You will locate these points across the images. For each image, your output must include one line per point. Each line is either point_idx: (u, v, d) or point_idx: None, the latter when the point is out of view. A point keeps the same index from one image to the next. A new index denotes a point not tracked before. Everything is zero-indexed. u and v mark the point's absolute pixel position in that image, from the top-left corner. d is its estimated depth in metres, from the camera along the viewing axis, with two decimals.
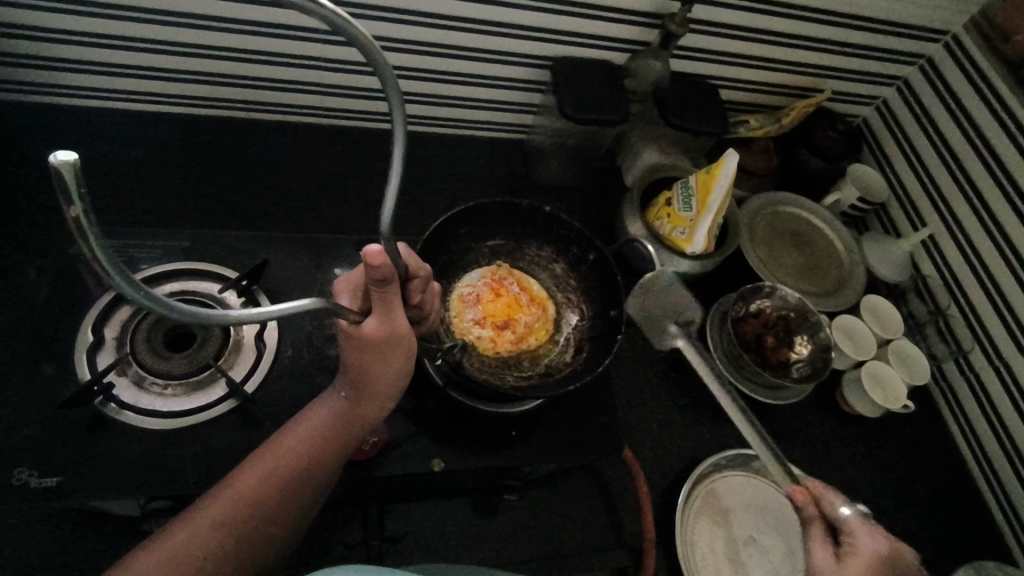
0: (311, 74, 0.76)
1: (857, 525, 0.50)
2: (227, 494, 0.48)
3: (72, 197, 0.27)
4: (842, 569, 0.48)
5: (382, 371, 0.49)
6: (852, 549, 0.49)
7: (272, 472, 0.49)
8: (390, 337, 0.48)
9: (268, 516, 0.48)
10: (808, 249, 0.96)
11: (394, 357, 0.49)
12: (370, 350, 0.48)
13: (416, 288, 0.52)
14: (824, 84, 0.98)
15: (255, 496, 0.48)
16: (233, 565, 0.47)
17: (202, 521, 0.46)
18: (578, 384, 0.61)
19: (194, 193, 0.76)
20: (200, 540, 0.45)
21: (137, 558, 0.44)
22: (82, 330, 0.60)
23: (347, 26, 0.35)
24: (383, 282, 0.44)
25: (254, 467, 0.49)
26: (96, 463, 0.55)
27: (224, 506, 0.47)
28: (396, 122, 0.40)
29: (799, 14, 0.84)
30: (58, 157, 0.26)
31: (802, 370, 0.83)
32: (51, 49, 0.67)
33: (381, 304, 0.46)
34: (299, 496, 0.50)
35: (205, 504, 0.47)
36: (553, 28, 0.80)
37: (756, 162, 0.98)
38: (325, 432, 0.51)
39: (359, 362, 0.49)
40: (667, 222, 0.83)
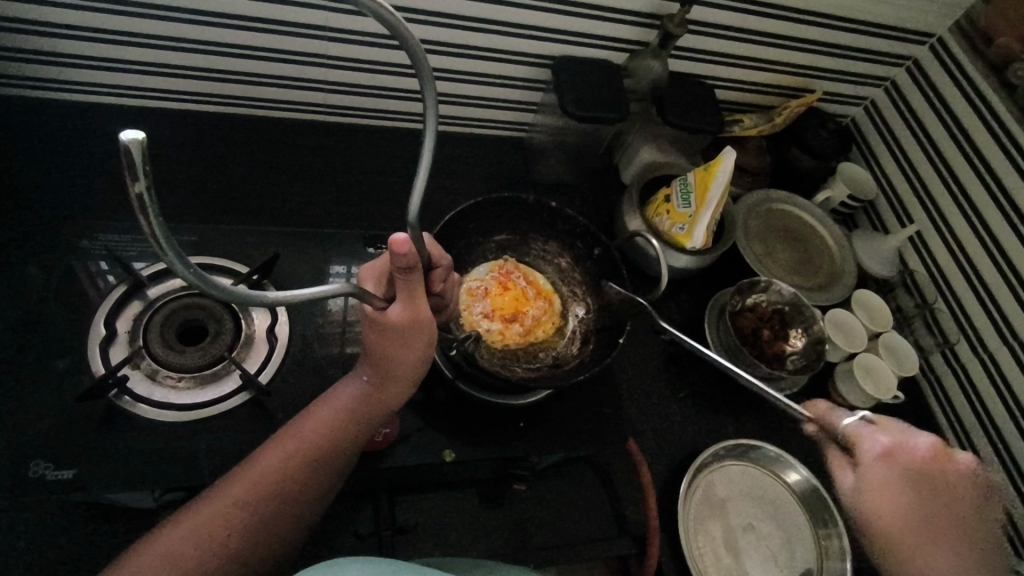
0: (320, 72, 0.77)
1: (856, 430, 0.50)
2: (249, 475, 0.49)
3: (138, 175, 0.28)
4: (858, 489, 0.49)
5: (404, 356, 0.51)
6: (860, 458, 0.49)
7: (294, 454, 0.50)
8: (413, 323, 0.49)
9: (288, 498, 0.49)
10: (800, 246, 0.98)
11: (415, 343, 0.50)
12: (392, 336, 0.49)
13: (437, 277, 0.53)
14: (816, 85, 1.01)
15: (277, 477, 0.49)
16: (255, 542, 0.47)
17: (222, 503, 0.47)
18: (587, 374, 0.63)
19: (202, 189, 0.76)
20: (220, 521, 0.46)
21: (167, 534, 0.45)
22: (95, 324, 0.60)
23: (396, 24, 0.37)
24: (407, 270, 0.45)
25: (277, 449, 0.50)
26: (112, 456, 0.55)
27: (247, 486, 0.48)
28: (429, 116, 0.41)
29: (793, 15, 0.86)
30: (128, 135, 0.26)
31: (797, 362, 0.85)
32: (58, 44, 0.67)
33: (405, 292, 0.47)
34: (318, 479, 0.51)
35: (225, 487, 0.48)
36: (556, 27, 0.82)
37: (749, 160, 1.01)
38: (344, 417, 0.52)
39: (381, 347, 0.50)
40: (667, 218, 0.85)
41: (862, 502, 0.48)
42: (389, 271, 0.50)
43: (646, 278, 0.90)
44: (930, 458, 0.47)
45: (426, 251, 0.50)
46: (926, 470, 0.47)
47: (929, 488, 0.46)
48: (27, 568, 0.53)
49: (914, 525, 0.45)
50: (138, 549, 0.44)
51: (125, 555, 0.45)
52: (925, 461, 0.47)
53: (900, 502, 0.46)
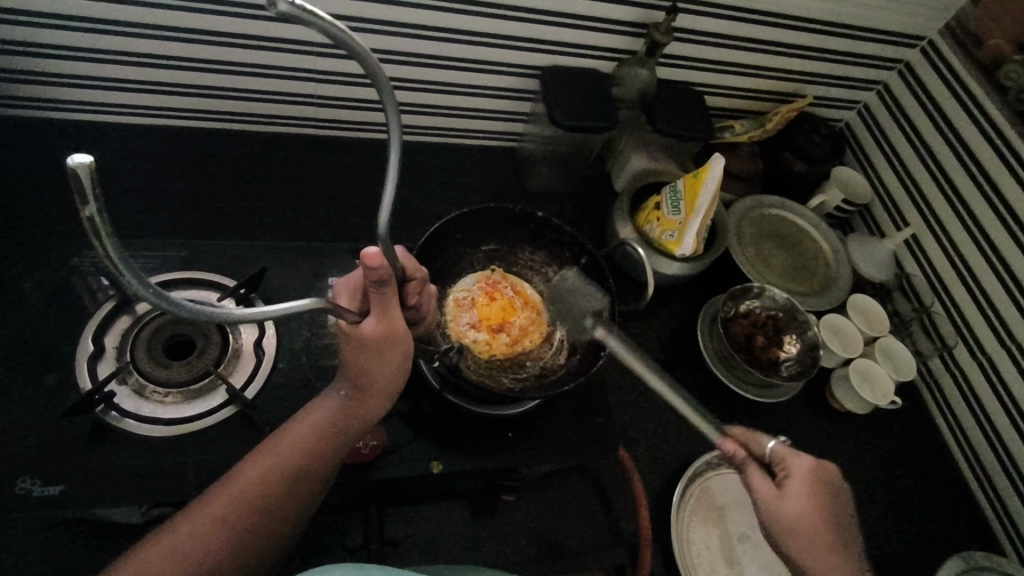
0: (306, 87, 0.78)
1: (784, 451, 0.57)
2: (229, 491, 0.49)
3: (88, 198, 0.28)
4: (787, 499, 0.54)
5: (380, 369, 0.51)
6: (789, 474, 0.55)
7: (274, 469, 0.50)
8: (388, 336, 0.49)
9: (267, 513, 0.49)
10: (794, 251, 0.98)
11: (392, 355, 0.51)
12: (368, 349, 0.49)
13: (413, 289, 0.53)
14: (806, 90, 1.00)
15: (257, 493, 0.49)
16: (235, 559, 0.47)
17: (199, 518, 0.47)
18: (573, 384, 0.62)
19: (192, 204, 0.77)
20: (196, 536, 0.46)
21: (144, 554, 0.45)
22: (83, 340, 0.61)
23: (351, 41, 0.37)
24: (380, 283, 0.45)
25: (256, 465, 0.50)
26: (99, 471, 0.55)
27: (227, 502, 0.48)
28: (392, 130, 0.41)
29: (779, 21, 0.86)
30: (75, 159, 0.27)
31: (792, 369, 0.85)
32: (47, 64, 0.68)
33: (379, 305, 0.47)
34: (297, 493, 0.51)
35: (202, 503, 0.48)
36: (541, 38, 0.82)
37: (741, 166, 1.00)
38: (323, 430, 0.52)
39: (358, 361, 0.50)
40: (657, 226, 0.85)
41: (790, 509, 0.54)
42: (363, 285, 0.50)
43: (638, 286, 0.90)
44: (832, 479, 0.57)
45: (400, 264, 0.50)
46: (832, 487, 0.56)
47: (832, 505, 0.55)
48: None
49: (821, 536, 0.53)
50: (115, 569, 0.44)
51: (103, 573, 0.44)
52: (829, 481, 0.57)
53: (815, 516, 0.53)
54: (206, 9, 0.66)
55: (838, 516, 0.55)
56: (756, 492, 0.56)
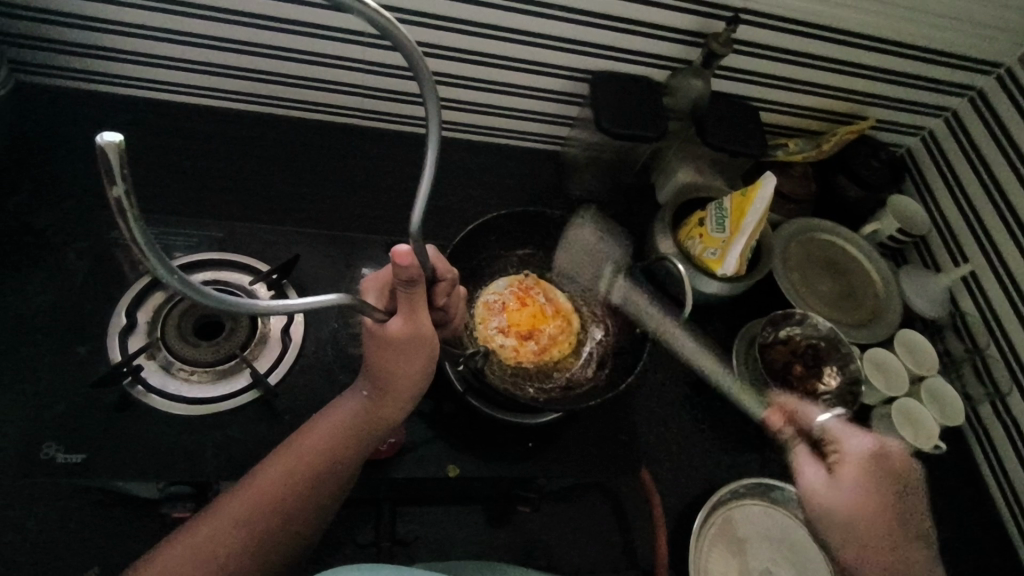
0: (353, 77, 0.78)
1: (837, 431, 0.67)
2: (250, 491, 0.49)
3: (116, 178, 0.28)
4: (831, 476, 0.64)
5: (404, 370, 0.50)
6: (841, 454, 0.65)
7: (294, 469, 0.50)
8: (415, 335, 0.48)
9: (288, 513, 0.49)
10: (842, 280, 0.94)
11: (415, 357, 0.49)
12: (392, 349, 0.49)
13: (442, 290, 0.52)
14: (868, 112, 0.96)
15: (278, 493, 0.49)
16: (257, 560, 0.47)
17: (223, 517, 0.47)
18: (600, 400, 0.60)
19: (233, 186, 0.78)
20: (220, 538, 0.46)
21: (166, 553, 0.45)
22: (116, 312, 0.62)
23: (394, 31, 0.36)
24: (409, 282, 0.44)
25: (276, 466, 0.50)
26: (120, 444, 0.56)
27: (247, 502, 0.48)
28: (431, 125, 0.40)
29: (846, 38, 0.82)
30: (104, 138, 0.26)
31: (831, 402, 0.79)
32: (107, 39, 0.70)
33: (407, 305, 0.47)
34: (318, 494, 0.50)
35: (224, 503, 0.48)
36: (593, 42, 0.80)
37: (793, 187, 0.97)
38: (343, 430, 0.52)
39: (381, 361, 0.50)
40: (699, 242, 0.82)
41: (831, 487, 0.63)
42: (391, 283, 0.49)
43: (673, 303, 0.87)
44: (880, 455, 0.65)
45: (430, 264, 0.49)
46: (878, 464, 0.64)
47: (888, 481, 0.64)
48: (33, 547, 0.55)
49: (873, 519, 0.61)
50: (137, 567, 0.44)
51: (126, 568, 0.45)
52: (884, 457, 0.65)
53: (871, 493, 0.62)
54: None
55: (888, 487, 0.63)
56: (807, 479, 0.65)
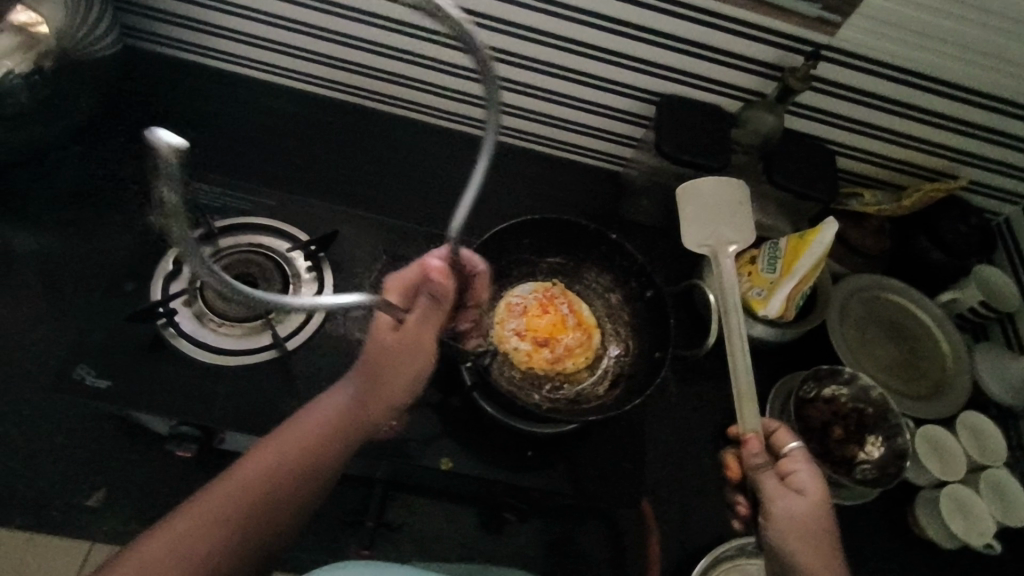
0: (423, 74, 0.80)
1: (797, 459, 0.56)
2: (230, 486, 0.45)
3: (170, 169, 0.35)
4: (789, 504, 0.53)
5: (403, 369, 0.52)
6: (800, 483, 0.54)
7: (278, 463, 0.47)
8: (429, 332, 0.53)
9: (273, 506, 0.46)
10: (904, 345, 0.87)
11: (417, 361, 0.53)
12: (402, 352, 0.52)
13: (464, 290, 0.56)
14: (961, 171, 0.89)
15: (261, 488, 0.46)
16: (242, 554, 0.44)
17: (208, 510, 0.44)
18: (602, 416, 0.59)
19: (298, 162, 0.82)
20: (201, 533, 0.43)
21: (142, 551, 0.42)
22: (165, 258, 0.66)
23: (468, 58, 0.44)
24: None
25: (258, 459, 0.47)
26: (143, 377, 0.60)
27: (227, 497, 0.45)
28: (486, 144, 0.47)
29: (941, 88, 0.78)
30: (163, 140, 0.33)
31: (867, 474, 0.75)
32: (206, 14, 0.76)
33: None
34: (307, 489, 0.47)
35: (199, 501, 0.44)
36: (662, 63, 0.80)
37: (864, 239, 0.91)
38: (333, 426, 0.50)
39: (385, 360, 0.52)
40: (745, 280, 0.79)
41: (794, 520, 0.52)
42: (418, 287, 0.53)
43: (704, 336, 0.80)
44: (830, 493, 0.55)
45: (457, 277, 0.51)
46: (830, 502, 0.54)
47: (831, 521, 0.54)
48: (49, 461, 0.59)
49: (812, 551, 0.51)
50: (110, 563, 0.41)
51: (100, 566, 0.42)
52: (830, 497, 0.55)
53: (824, 533, 0.52)
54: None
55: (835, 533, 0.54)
56: (768, 497, 0.54)
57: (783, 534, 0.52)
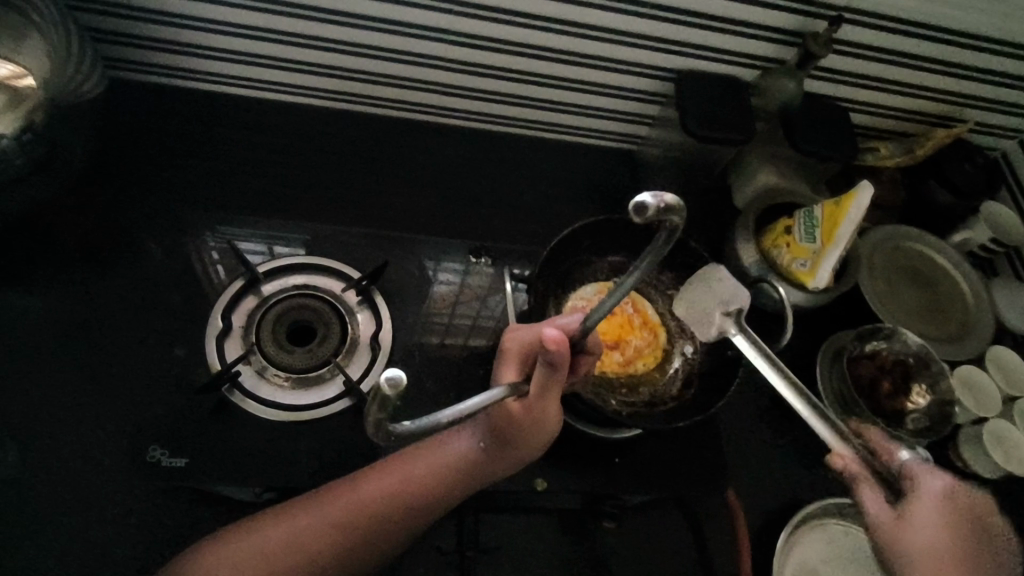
0: (438, 75, 0.78)
1: (916, 467, 0.52)
2: (351, 500, 0.54)
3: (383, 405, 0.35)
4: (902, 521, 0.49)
5: (524, 441, 0.54)
6: (920, 491, 0.50)
7: (394, 493, 0.54)
8: (551, 406, 0.53)
9: (375, 531, 0.53)
10: (928, 290, 0.90)
11: (535, 434, 0.54)
12: (516, 423, 0.54)
13: (586, 361, 0.57)
14: (966, 114, 0.91)
15: (371, 512, 0.53)
16: (337, 561, 0.53)
17: (314, 521, 0.53)
18: (689, 422, 0.59)
19: (311, 182, 0.77)
20: (313, 535, 0.52)
21: (265, 531, 0.52)
22: (213, 316, 0.63)
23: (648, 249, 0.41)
24: (552, 366, 0.50)
25: (379, 483, 0.55)
26: (220, 448, 0.58)
27: (345, 510, 0.53)
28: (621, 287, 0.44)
29: (955, 39, 0.78)
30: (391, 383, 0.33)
31: (918, 424, 0.77)
32: (196, 36, 0.70)
33: (539, 387, 0.51)
34: (407, 522, 0.54)
35: (323, 504, 0.54)
36: (681, 40, 0.77)
37: (881, 193, 0.93)
38: (450, 472, 0.56)
39: (504, 427, 0.55)
40: (786, 252, 0.80)
41: (913, 533, 0.48)
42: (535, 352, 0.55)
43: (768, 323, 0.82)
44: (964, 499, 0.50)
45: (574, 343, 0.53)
46: (965, 508, 0.50)
47: (967, 527, 0.49)
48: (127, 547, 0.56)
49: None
50: (237, 530, 0.53)
51: (229, 526, 0.54)
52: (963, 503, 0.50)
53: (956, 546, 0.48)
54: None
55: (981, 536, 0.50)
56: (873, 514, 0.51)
57: (899, 558, 0.49)
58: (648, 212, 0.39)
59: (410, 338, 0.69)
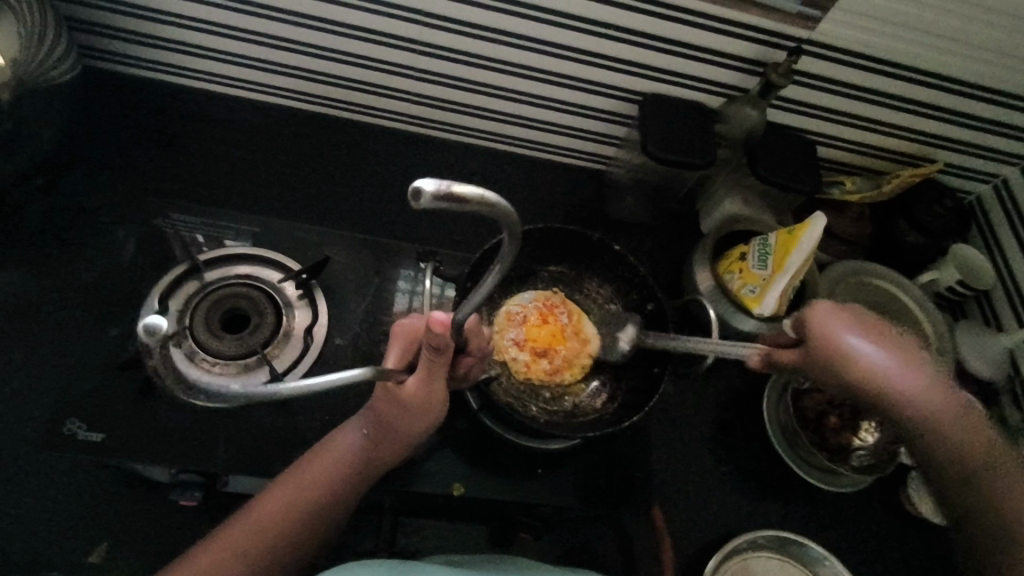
0: (402, 83, 0.79)
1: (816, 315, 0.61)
2: (256, 518, 0.51)
3: None
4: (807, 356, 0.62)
5: (409, 425, 0.54)
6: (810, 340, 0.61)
7: (299, 500, 0.52)
8: (439, 387, 0.52)
9: (290, 541, 0.51)
10: (890, 328, 0.88)
11: (419, 418, 0.54)
12: (402, 409, 0.53)
13: (465, 362, 0.54)
14: (935, 155, 0.90)
15: (280, 523, 0.51)
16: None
17: (223, 549, 0.49)
18: (601, 432, 0.59)
19: (274, 178, 0.79)
20: (222, 565, 0.48)
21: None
22: (151, 297, 0.65)
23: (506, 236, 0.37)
24: (438, 348, 0.48)
25: (280, 495, 0.52)
26: (138, 426, 0.59)
27: (253, 530, 0.50)
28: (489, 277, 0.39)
29: (917, 76, 0.78)
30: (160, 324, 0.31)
31: (863, 461, 0.74)
32: (162, 29, 0.72)
33: (427, 368, 0.50)
34: (320, 524, 0.52)
35: (226, 532, 0.50)
36: (643, 63, 0.77)
37: (846, 227, 0.93)
38: (347, 467, 0.54)
39: (388, 415, 0.54)
40: (737, 277, 0.79)
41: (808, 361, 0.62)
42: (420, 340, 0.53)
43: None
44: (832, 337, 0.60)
45: (466, 335, 0.50)
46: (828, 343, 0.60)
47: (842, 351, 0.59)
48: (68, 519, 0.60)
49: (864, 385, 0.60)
50: None
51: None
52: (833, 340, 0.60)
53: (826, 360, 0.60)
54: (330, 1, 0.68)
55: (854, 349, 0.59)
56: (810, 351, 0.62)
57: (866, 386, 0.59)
58: (423, 199, 0.33)
59: (351, 336, 0.69)
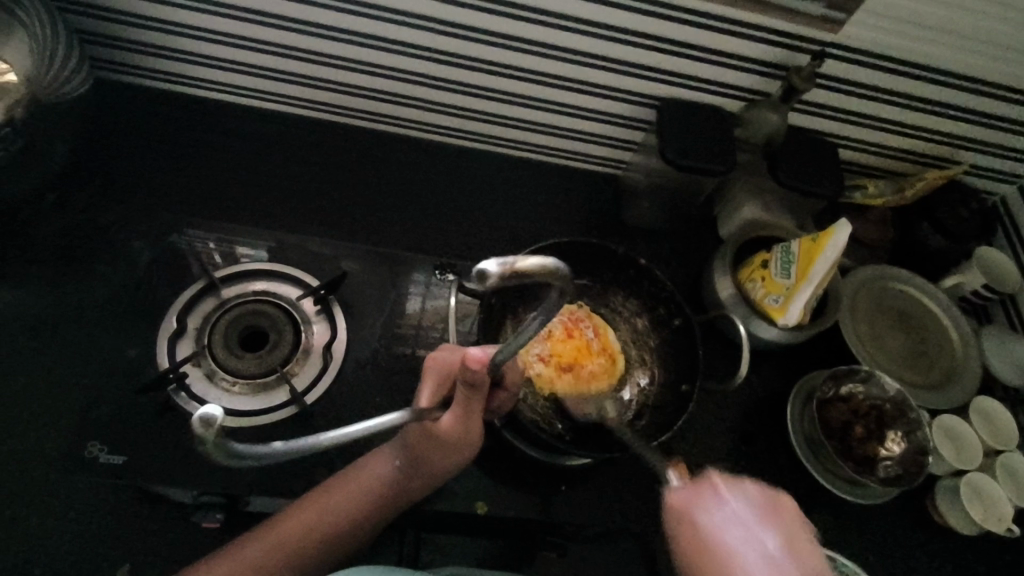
0: (418, 90, 0.79)
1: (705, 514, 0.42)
2: (277, 534, 0.51)
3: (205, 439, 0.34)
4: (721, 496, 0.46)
5: (441, 458, 0.55)
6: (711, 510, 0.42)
7: (323, 520, 0.52)
8: (475, 420, 0.54)
9: (306, 560, 0.51)
10: (914, 334, 0.86)
11: (452, 452, 0.55)
12: (438, 443, 0.55)
13: (499, 395, 0.58)
14: (960, 156, 0.88)
15: (299, 541, 0.51)
16: None
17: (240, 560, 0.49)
18: (626, 450, 0.58)
19: (288, 188, 0.79)
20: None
21: None
22: (168, 316, 0.65)
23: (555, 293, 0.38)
24: (474, 385, 0.51)
25: (303, 514, 0.52)
26: (162, 447, 0.60)
27: (271, 546, 0.50)
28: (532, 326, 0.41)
29: (942, 78, 0.76)
30: (210, 414, 0.33)
31: (890, 472, 0.73)
32: (176, 41, 0.72)
33: (463, 404, 0.53)
34: (340, 545, 0.52)
35: (245, 544, 0.50)
36: (661, 68, 0.76)
37: (868, 232, 0.91)
38: (373, 493, 0.54)
39: (422, 447, 0.55)
40: (760, 286, 0.78)
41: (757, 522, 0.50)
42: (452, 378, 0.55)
43: (735, 358, 0.82)
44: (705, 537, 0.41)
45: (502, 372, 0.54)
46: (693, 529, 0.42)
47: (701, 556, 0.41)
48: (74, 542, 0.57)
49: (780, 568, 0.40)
50: None
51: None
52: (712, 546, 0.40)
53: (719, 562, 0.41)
54: (346, 10, 0.68)
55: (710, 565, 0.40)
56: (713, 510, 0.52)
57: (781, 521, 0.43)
58: (488, 279, 0.34)
59: (371, 350, 0.68)
